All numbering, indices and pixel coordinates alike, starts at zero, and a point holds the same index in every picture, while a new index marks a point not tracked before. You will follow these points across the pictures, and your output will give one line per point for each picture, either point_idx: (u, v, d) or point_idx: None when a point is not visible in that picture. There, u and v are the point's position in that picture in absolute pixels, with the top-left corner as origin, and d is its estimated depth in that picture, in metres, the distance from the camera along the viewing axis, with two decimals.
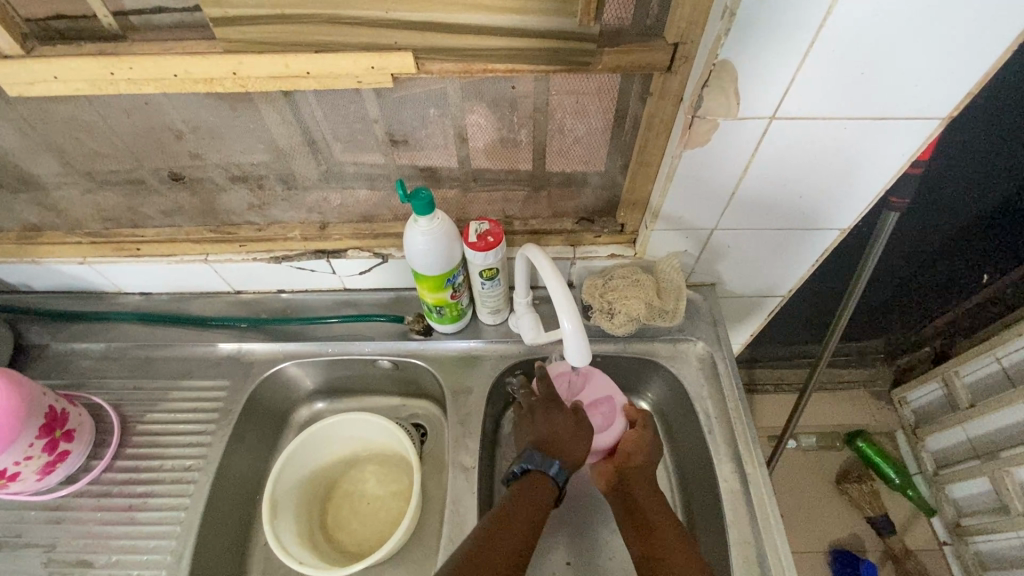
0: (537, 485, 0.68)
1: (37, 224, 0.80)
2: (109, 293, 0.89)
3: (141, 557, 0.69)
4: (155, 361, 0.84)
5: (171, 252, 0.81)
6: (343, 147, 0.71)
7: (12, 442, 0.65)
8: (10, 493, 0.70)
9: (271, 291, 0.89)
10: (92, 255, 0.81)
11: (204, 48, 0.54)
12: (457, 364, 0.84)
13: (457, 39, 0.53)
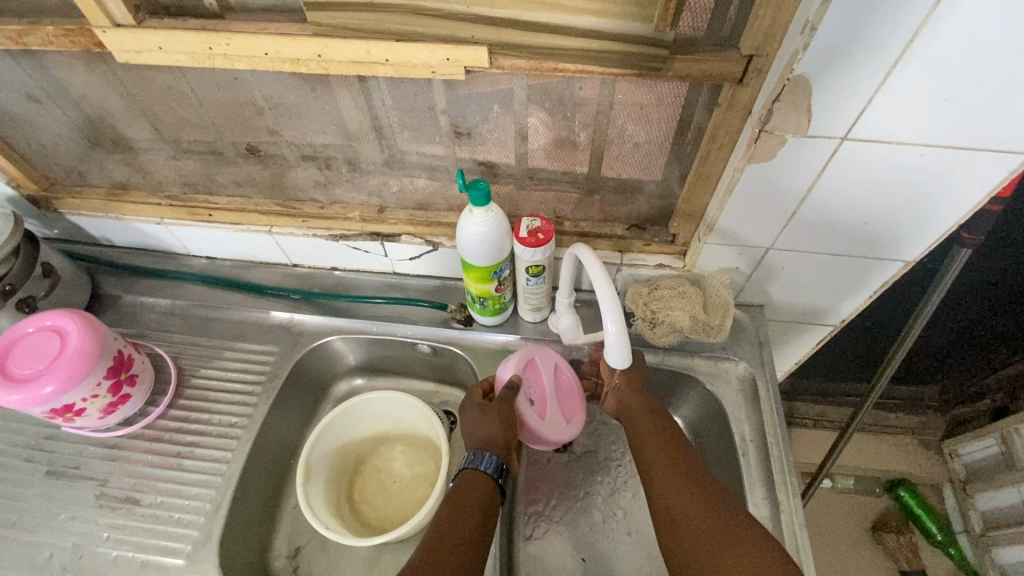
0: (478, 481, 0.68)
1: (123, 183, 0.86)
2: (180, 254, 0.95)
3: (183, 501, 0.73)
4: (213, 321, 0.90)
5: (240, 221, 0.85)
6: (409, 135, 0.74)
7: (81, 380, 0.69)
8: (76, 426, 0.75)
9: (325, 267, 0.93)
10: (168, 216, 0.87)
11: (294, 30, 0.57)
12: (494, 357, 0.86)
13: (532, 37, 0.54)
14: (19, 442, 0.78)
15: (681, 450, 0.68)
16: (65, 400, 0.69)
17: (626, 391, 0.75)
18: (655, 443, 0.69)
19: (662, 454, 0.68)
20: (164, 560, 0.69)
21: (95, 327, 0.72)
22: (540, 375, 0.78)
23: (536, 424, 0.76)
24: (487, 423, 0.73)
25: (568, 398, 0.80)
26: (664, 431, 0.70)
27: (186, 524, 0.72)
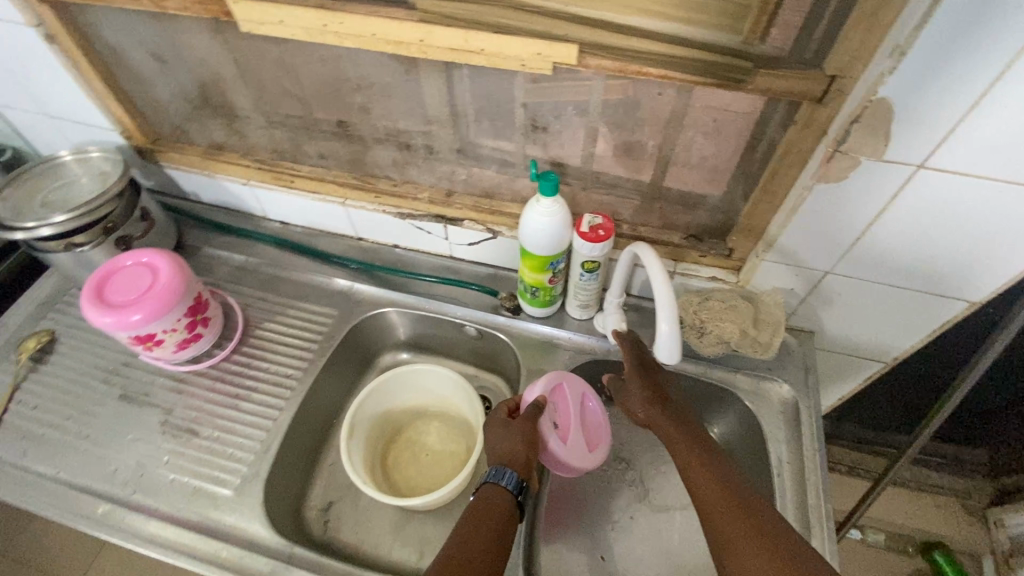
0: (498, 497, 0.67)
1: (220, 144, 0.93)
2: (258, 215, 1.02)
3: (237, 439, 0.78)
4: (281, 280, 0.96)
5: (318, 190, 0.91)
6: (488, 125, 0.78)
7: (165, 312, 0.76)
8: (153, 357, 0.82)
9: (388, 244, 0.98)
10: (255, 178, 0.94)
11: (402, 15, 0.62)
12: (537, 347, 0.88)
13: (624, 39, 0.57)
14: (99, 365, 0.85)
15: (718, 465, 0.66)
16: (148, 330, 0.76)
17: (653, 411, 0.75)
18: (688, 460, 0.68)
19: (697, 471, 0.66)
20: (213, 490, 0.74)
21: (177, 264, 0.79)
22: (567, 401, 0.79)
23: (560, 448, 0.75)
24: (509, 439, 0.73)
25: (590, 425, 0.81)
26: (697, 448, 0.69)
27: (237, 460, 0.76)
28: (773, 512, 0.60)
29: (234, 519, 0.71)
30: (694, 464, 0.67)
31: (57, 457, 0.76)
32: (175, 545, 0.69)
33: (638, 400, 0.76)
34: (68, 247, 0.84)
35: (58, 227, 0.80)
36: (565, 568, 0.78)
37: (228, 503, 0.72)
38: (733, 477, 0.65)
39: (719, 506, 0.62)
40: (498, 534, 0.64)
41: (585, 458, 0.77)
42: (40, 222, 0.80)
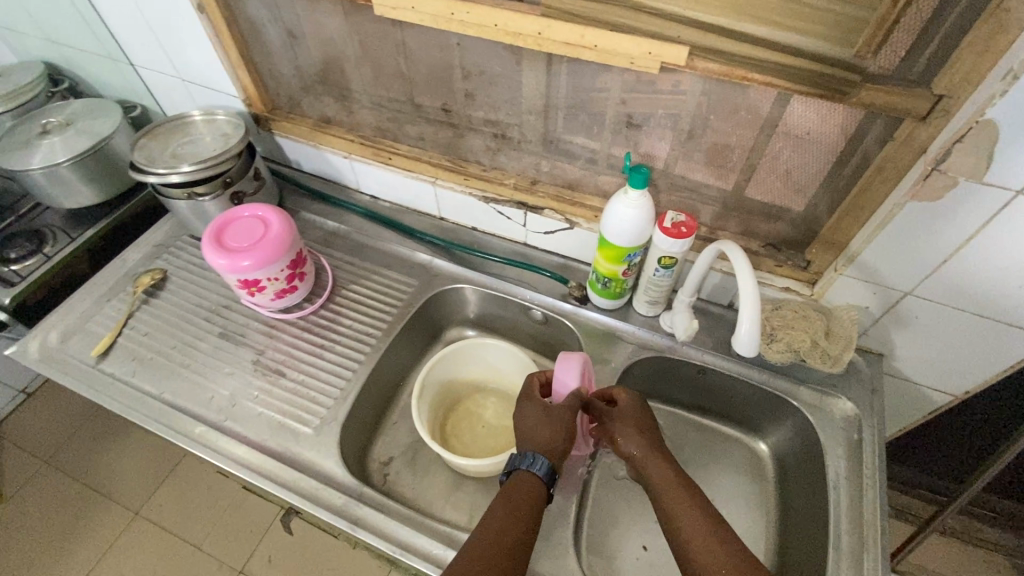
0: (530, 484, 0.66)
1: (328, 118, 1.02)
2: (351, 187, 1.10)
3: (318, 385, 0.85)
4: (367, 248, 1.03)
5: (412, 168, 0.98)
6: (583, 120, 0.83)
7: (271, 261, 0.83)
8: (253, 301, 0.90)
9: (467, 226, 1.04)
10: (355, 152, 1.01)
11: (525, 9, 0.67)
12: (600, 338, 0.91)
13: (735, 45, 0.61)
14: (202, 305, 0.94)
15: (713, 516, 0.62)
16: (255, 275, 0.84)
17: (646, 454, 0.71)
18: (681, 508, 0.63)
19: (688, 517, 0.62)
20: (295, 427, 0.80)
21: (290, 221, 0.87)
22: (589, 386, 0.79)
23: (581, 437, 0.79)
24: (545, 426, 0.72)
25: None
26: (690, 495, 0.64)
27: (318, 404, 0.83)
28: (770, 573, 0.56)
29: (312, 455, 0.78)
30: (688, 513, 0.62)
31: (161, 380, 0.84)
32: (260, 470, 0.75)
33: (631, 440, 0.72)
34: (190, 196, 0.93)
35: (186, 176, 0.89)
36: (607, 552, 0.80)
37: (308, 440, 0.79)
38: (729, 533, 0.60)
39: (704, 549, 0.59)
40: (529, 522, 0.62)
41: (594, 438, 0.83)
42: (172, 170, 0.89)
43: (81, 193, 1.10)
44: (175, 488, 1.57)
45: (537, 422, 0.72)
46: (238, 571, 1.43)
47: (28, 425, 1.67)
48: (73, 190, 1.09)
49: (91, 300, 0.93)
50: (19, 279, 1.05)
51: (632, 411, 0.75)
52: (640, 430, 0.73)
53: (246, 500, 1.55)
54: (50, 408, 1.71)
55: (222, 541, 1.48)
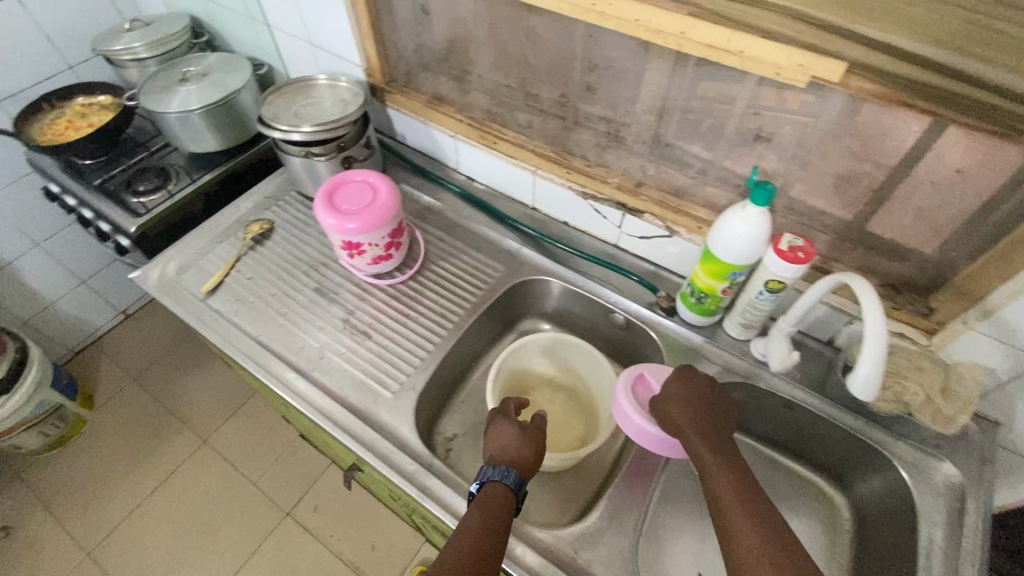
0: (500, 495, 0.66)
1: (440, 95, 1.03)
2: (450, 166, 1.12)
3: (399, 353, 0.87)
4: (460, 228, 1.06)
5: (514, 156, 0.98)
6: (705, 128, 0.79)
7: (376, 229, 0.86)
8: (350, 263, 0.94)
9: (557, 219, 1.02)
10: (461, 133, 1.02)
11: (671, 5, 0.65)
12: (684, 354, 0.88)
13: (901, 66, 0.57)
14: (302, 259, 0.99)
15: (756, 499, 0.61)
16: (359, 239, 0.87)
17: (691, 426, 0.70)
18: (723, 486, 0.63)
19: (727, 491, 0.62)
20: (376, 388, 0.83)
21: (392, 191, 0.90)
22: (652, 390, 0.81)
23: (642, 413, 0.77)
24: (520, 443, 0.74)
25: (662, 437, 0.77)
26: (737, 477, 0.64)
27: (399, 370, 0.85)
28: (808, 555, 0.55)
29: (390, 418, 0.80)
30: (728, 491, 0.62)
31: (261, 323, 0.90)
32: (340, 423, 0.79)
33: (680, 414, 0.72)
34: (307, 155, 0.98)
35: (307, 134, 0.94)
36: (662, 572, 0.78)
37: (387, 404, 0.82)
38: (767, 509, 0.60)
39: (741, 522, 0.59)
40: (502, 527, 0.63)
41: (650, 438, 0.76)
42: (295, 127, 0.94)
43: (206, 140, 1.18)
44: (241, 424, 1.68)
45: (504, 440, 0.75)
46: (286, 512, 1.52)
47: (123, 344, 1.83)
48: (198, 136, 1.17)
49: (206, 239, 1.00)
50: (144, 211, 1.15)
51: (685, 386, 0.74)
52: (691, 406, 0.72)
53: (302, 447, 1.63)
54: (141, 332, 1.87)
55: (276, 481, 1.57)
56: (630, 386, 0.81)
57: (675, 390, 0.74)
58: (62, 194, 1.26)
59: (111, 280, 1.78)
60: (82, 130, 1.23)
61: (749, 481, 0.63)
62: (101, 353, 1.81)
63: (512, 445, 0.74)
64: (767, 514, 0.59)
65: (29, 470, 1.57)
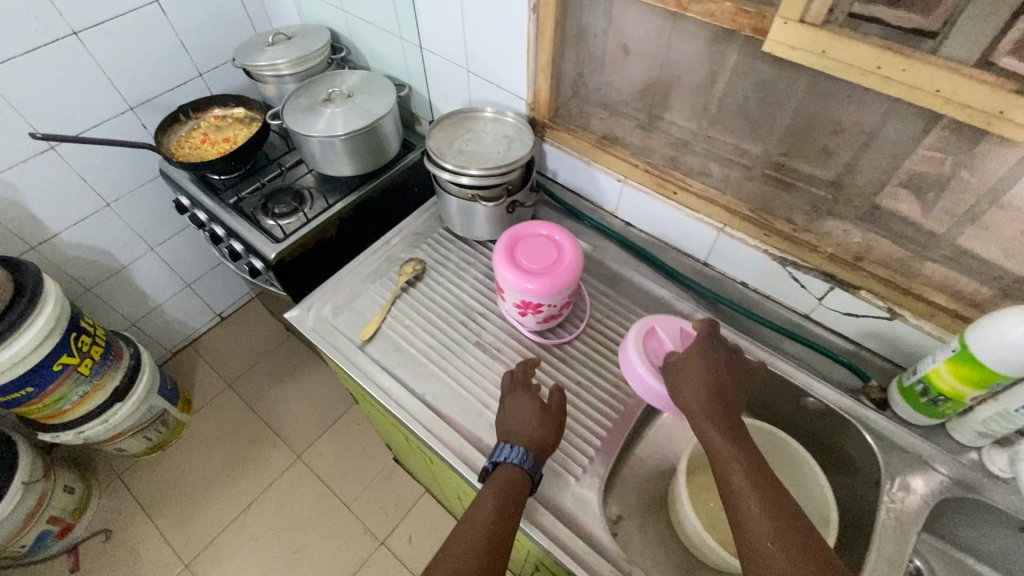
0: (514, 480, 0.67)
1: (613, 136, 0.94)
2: (605, 209, 1.03)
3: (574, 428, 0.79)
4: (622, 281, 0.97)
5: (698, 211, 0.88)
6: (971, 209, 0.67)
7: (559, 291, 0.78)
8: (517, 319, 0.86)
9: (734, 279, 0.92)
10: (632, 178, 0.93)
11: (993, 77, 0.54)
12: (898, 455, 0.77)
13: None
14: (458, 307, 0.92)
15: (774, 489, 0.59)
16: (538, 300, 0.79)
17: (706, 407, 0.68)
18: (736, 473, 0.62)
19: (741, 479, 0.61)
20: (557, 469, 0.75)
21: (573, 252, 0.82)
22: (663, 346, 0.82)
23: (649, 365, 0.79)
24: (538, 419, 0.73)
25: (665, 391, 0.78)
26: (750, 462, 0.62)
27: (576, 449, 0.77)
28: (824, 550, 0.54)
29: (574, 506, 0.73)
30: (742, 479, 0.61)
31: (425, 381, 0.84)
32: (523, 510, 0.71)
33: (689, 390, 0.71)
34: (473, 198, 0.91)
35: (474, 176, 0.87)
36: None
37: (571, 489, 0.74)
38: (785, 500, 0.58)
39: (757, 515, 0.57)
40: (511, 515, 0.64)
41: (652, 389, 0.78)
42: (463, 168, 0.87)
43: (344, 166, 1.13)
44: (335, 442, 1.65)
45: (517, 411, 0.74)
46: (379, 541, 1.47)
47: (220, 347, 1.83)
48: (338, 160, 1.12)
49: (358, 278, 0.95)
50: (283, 237, 1.11)
51: (701, 364, 0.72)
52: (699, 379, 0.71)
53: (396, 473, 1.58)
54: (238, 336, 1.86)
55: (371, 507, 1.53)
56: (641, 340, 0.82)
57: (683, 364, 0.74)
58: (193, 207, 1.23)
59: (213, 284, 1.77)
60: (219, 145, 1.19)
61: (764, 469, 0.62)
62: (199, 356, 1.81)
63: (525, 418, 0.73)
64: (782, 504, 0.58)
65: (132, 472, 1.58)
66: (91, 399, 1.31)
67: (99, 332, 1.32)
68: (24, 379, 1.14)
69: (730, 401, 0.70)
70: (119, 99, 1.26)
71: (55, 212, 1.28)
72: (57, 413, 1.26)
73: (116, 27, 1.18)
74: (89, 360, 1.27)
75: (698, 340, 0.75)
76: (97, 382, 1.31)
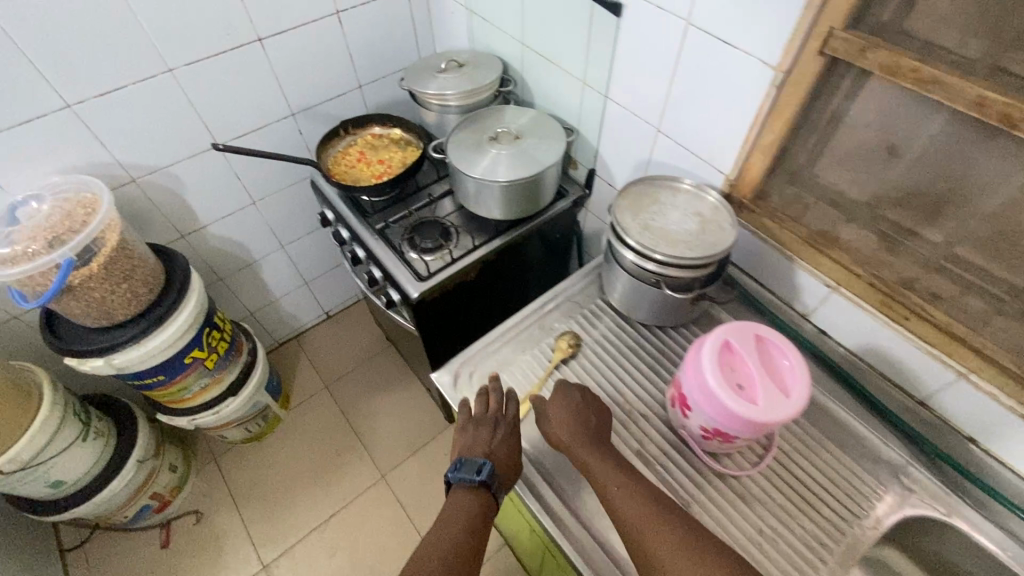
0: (475, 499, 0.73)
1: (831, 236, 0.80)
2: (796, 308, 0.88)
3: None
4: (811, 402, 0.83)
5: (936, 345, 0.72)
6: None
7: (735, 422, 0.65)
8: (683, 425, 0.75)
9: (963, 432, 0.75)
10: (847, 287, 0.79)
11: None
12: None
13: None
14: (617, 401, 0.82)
15: (650, 493, 0.67)
16: (707, 413, 0.68)
17: (576, 435, 0.72)
18: (615, 488, 0.67)
19: (618, 494, 0.67)
20: None
21: (782, 393, 0.63)
22: (745, 363, 0.66)
23: (712, 375, 0.65)
24: (502, 444, 0.76)
25: (723, 410, 0.65)
26: (619, 472, 0.69)
27: None
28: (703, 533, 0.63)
29: None
30: (620, 494, 0.67)
31: None
32: None
33: (563, 425, 0.74)
34: (658, 284, 0.81)
35: (661, 259, 0.78)
36: None
37: None
38: (659, 502, 0.66)
39: (637, 521, 0.64)
40: (469, 535, 0.70)
41: (708, 397, 0.66)
42: (651, 252, 0.78)
43: (500, 210, 1.06)
44: (422, 467, 1.59)
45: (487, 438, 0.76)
46: None
47: (322, 345, 1.84)
48: (495, 203, 1.05)
49: (507, 347, 0.88)
50: (427, 275, 1.06)
51: (573, 395, 0.76)
52: (569, 412, 0.74)
53: None
54: (340, 337, 1.86)
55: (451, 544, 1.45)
56: (725, 349, 0.67)
57: (555, 400, 0.77)
58: (337, 223, 1.22)
59: (326, 284, 1.77)
60: (373, 167, 1.18)
61: (636, 478, 0.69)
62: (301, 351, 1.82)
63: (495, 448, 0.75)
64: (658, 506, 0.65)
65: (226, 456, 1.61)
66: (210, 390, 1.33)
67: (227, 327, 1.33)
68: (158, 367, 1.16)
69: (593, 418, 0.75)
70: (283, 103, 1.26)
71: (207, 205, 1.30)
72: (180, 399, 1.29)
73: (296, 34, 1.18)
74: (215, 354, 1.29)
75: (715, 361, 0.66)
76: (218, 375, 1.32)
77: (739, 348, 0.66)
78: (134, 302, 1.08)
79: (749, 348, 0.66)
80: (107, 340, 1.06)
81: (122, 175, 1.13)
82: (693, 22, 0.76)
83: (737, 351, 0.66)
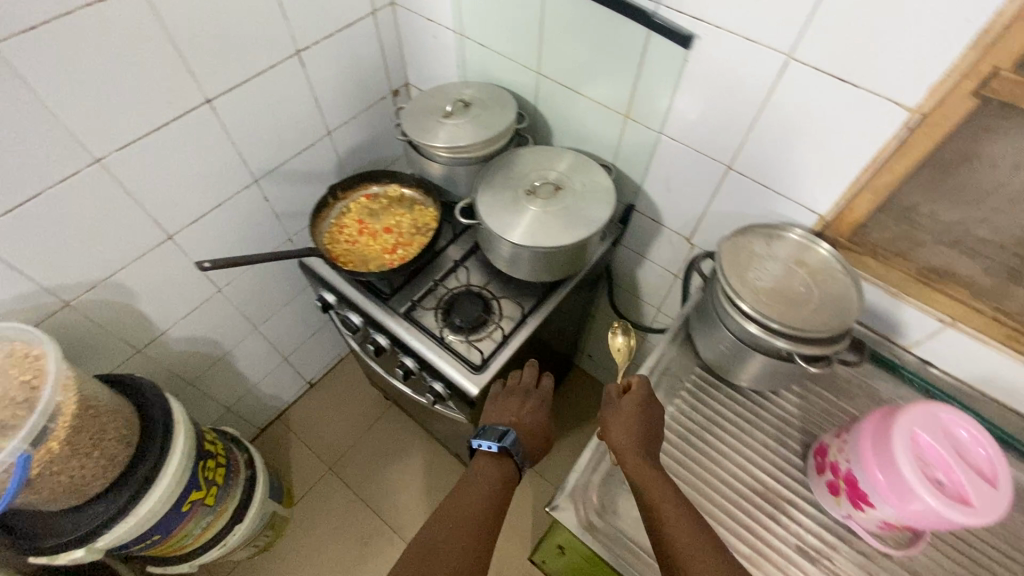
0: (498, 462, 0.78)
1: (947, 272, 0.75)
2: (894, 340, 0.83)
3: None
4: None
5: None
6: None
7: (933, 520, 0.58)
8: (841, 510, 0.68)
9: None
10: (966, 322, 0.74)
11: None
12: None
13: None
14: (755, 490, 0.73)
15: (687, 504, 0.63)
16: (889, 506, 0.61)
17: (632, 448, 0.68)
18: (660, 501, 0.63)
19: (666, 509, 0.62)
20: None
21: (988, 484, 0.57)
22: (937, 453, 0.59)
23: (906, 471, 0.58)
24: (529, 411, 0.86)
25: (919, 509, 0.58)
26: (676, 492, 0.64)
27: None
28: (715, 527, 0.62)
29: None
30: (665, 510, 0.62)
31: None
32: None
33: (620, 437, 0.69)
34: (789, 356, 0.70)
35: (794, 332, 0.67)
36: None
37: None
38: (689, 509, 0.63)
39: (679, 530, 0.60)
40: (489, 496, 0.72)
41: (897, 491, 0.59)
42: (766, 320, 0.69)
43: (548, 273, 0.91)
44: None
45: (512, 411, 0.86)
46: None
47: (313, 420, 1.61)
48: (543, 265, 0.90)
49: None
50: (480, 362, 0.90)
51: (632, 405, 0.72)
52: (631, 426, 0.70)
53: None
54: (331, 405, 1.64)
55: None
56: (914, 440, 0.60)
57: (618, 411, 0.72)
58: (342, 308, 1.01)
59: (307, 353, 1.54)
60: (382, 238, 0.99)
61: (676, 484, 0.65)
62: (290, 431, 1.59)
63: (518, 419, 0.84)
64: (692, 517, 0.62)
65: None
66: (214, 525, 1.10)
67: (220, 448, 1.10)
68: (154, 527, 0.92)
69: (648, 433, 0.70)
70: (244, 169, 1.02)
71: (164, 308, 1.04)
72: (179, 548, 1.05)
73: (253, 85, 0.94)
74: (214, 487, 1.06)
75: (908, 454, 0.59)
76: (220, 508, 1.10)
77: (929, 438, 0.60)
78: (114, 465, 0.84)
79: (940, 437, 0.59)
80: (87, 522, 0.82)
81: (52, 301, 0.87)
82: (797, 57, 0.66)
83: (927, 442, 0.59)
